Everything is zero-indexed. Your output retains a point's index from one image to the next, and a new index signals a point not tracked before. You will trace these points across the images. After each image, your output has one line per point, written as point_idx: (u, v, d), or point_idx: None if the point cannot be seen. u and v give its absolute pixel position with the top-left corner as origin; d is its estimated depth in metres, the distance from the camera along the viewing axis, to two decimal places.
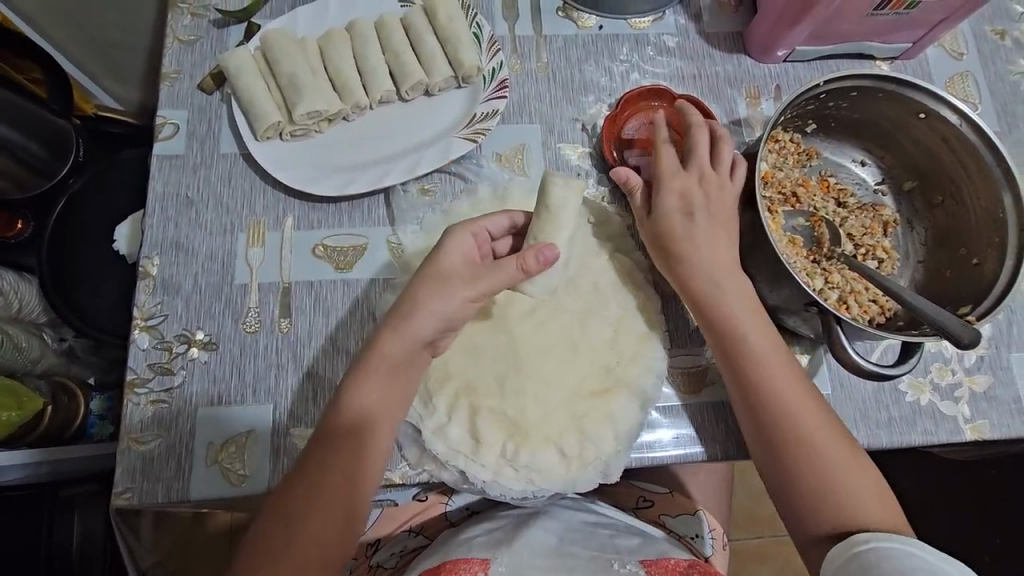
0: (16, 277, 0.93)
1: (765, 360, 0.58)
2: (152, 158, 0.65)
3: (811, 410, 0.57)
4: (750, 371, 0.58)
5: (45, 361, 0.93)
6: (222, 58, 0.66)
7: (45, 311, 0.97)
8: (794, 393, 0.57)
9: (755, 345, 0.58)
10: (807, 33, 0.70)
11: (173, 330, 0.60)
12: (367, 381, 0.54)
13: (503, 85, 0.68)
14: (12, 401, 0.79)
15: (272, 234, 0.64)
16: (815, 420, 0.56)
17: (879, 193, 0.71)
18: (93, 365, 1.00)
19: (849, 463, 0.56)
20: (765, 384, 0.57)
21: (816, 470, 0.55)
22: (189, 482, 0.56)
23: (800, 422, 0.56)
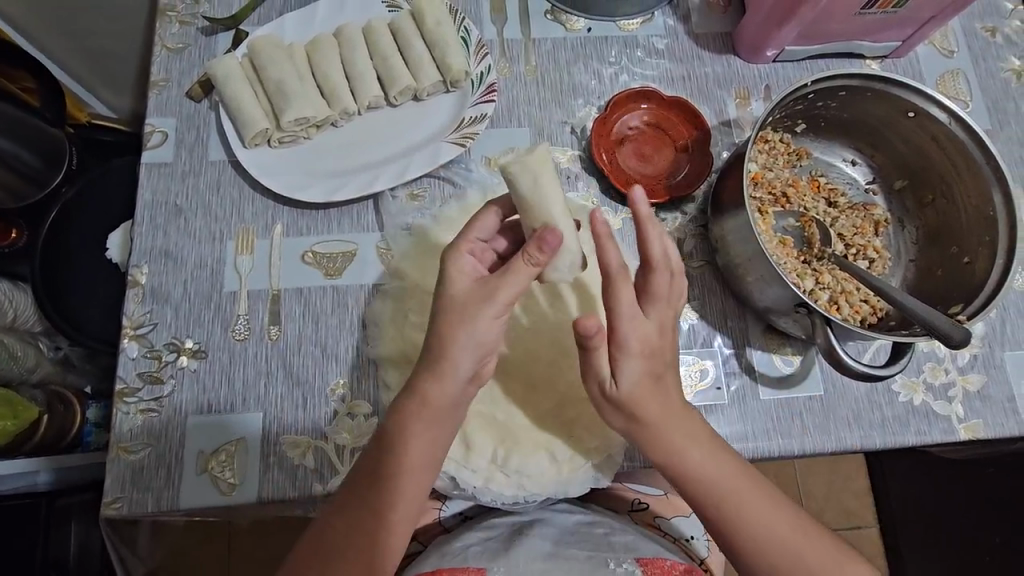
0: (11, 287, 0.93)
1: (677, 440, 0.53)
2: (141, 166, 0.65)
3: (758, 500, 0.53)
4: (681, 462, 0.53)
5: (42, 370, 0.92)
6: (210, 66, 0.66)
7: (39, 319, 0.96)
8: (721, 469, 0.53)
9: (665, 425, 0.52)
10: (796, 33, 0.70)
11: (162, 339, 0.60)
12: (410, 425, 0.49)
13: (491, 90, 0.68)
14: (9, 411, 0.79)
15: (261, 241, 0.64)
16: (770, 510, 0.53)
17: (870, 193, 0.71)
18: (89, 373, 1.00)
19: (806, 535, 0.54)
20: (712, 472, 0.53)
21: (754, 543, 0.53)
22: (179, 491, 0.56)
23: (746, 505, 0.53)
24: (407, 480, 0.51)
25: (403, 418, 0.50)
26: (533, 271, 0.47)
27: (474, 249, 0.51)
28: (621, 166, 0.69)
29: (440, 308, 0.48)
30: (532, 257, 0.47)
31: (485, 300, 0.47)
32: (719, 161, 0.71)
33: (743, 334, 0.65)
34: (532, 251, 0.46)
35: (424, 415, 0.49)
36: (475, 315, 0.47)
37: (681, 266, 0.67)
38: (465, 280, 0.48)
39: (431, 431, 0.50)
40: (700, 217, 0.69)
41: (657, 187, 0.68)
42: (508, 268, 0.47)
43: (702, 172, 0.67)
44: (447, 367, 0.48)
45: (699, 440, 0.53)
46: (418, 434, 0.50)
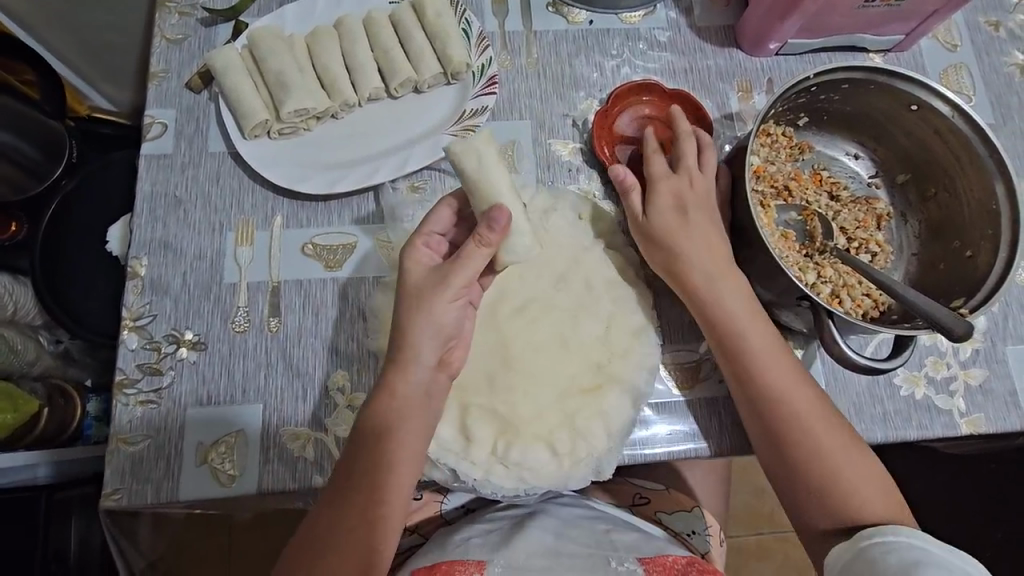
0: (11, 281, 0.93)
1: (751, 341, 0.57)
2: (141, 157, 0.65)
3: (831, 433, 0.56)
4: (752, 366, 0.57)
5: (41, 363, 0.92)
6: (209, 57, 0.65)
7: (40, 312, 0.96)
8: (802, 394, 0.56)
9: (759, 348, 0.57)
10: (798, 26, 0.69)
11: (162, 330, 0.60)
12: (394, 419, 0.51)
13: (492, 81, 0.68)
14: (9, 404, 0.80)
15: (260, 233, 0.64)
16: (843, 447, 0.55)
17: (873, 187, 0.70)
18: (89, 367, 0.99)
19: (860, 464, 0.55)
20: (777, 379, 0.57)
21: (832, 474, 0.55)
22: (179, 483, 0.56)
23: (805, 417, 0.56)
24: (391, 475, 0.51)
25: (386, 413, 0.51)
26: (484, 254, 0.52)
27: (429, 241, 0.55)
28: (623, 159, 0.69)
29: (404, 296, 0.52)
30: (481, 240, 0.52)
31: (440, 284, 0.51)
32: (722, 154, 0.71)
33: None
34: (483, 233, 0.52)
35: (401, 406, 0.51)
36: (432, 300, 0.51)
37: None
38: (420, 268, 0.53)
39: (416, 421, 0.51)
40: None
41: None
42: (461, 255, 0.52)
43: None
44: (410, 355, 0.51)
45: (773, 344, 0.58)
46: (405, 426, 0.51)
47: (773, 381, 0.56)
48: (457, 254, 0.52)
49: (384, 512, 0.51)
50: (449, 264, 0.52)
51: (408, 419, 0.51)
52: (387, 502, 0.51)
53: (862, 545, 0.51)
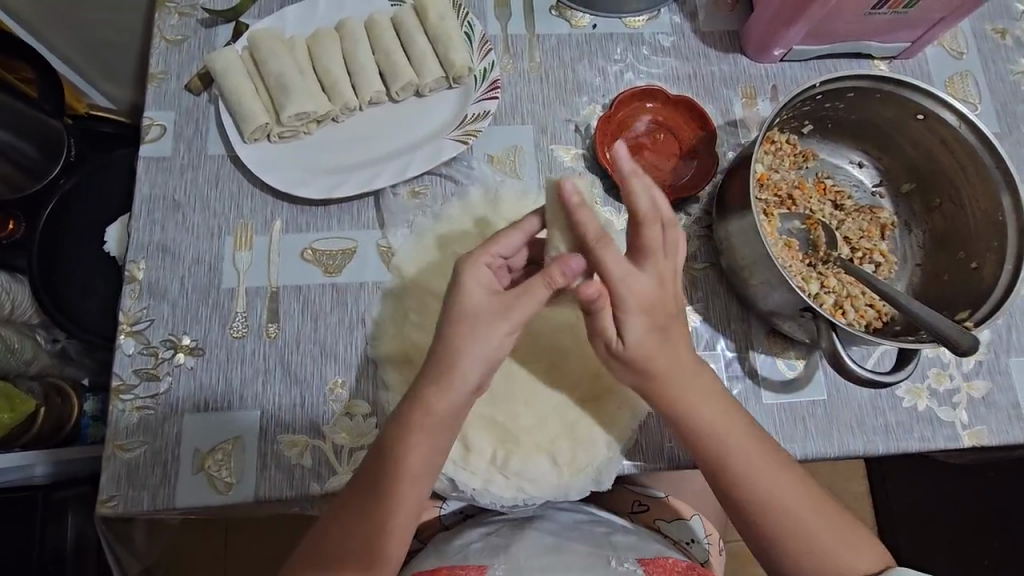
0: (8, 279, 0.93)
1: (717, 428, 0.53)
2: (139, 159, 0.65)
3: (776, 475, 0.53)
4: (685, 422, 0.53)
5: (38, 363, 0.92)
6: (209, 59, 0.65)
7: (38, 312, 0.96)
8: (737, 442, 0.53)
9: (691, 400, 0.52)
10: (804, 33, 0.69)
11: (159, 335, 0.59)
12: (415, 435, 0.49)
13: (494, 86, 0.67)
14: (6, 404, 0.78)
15: (260, 238, 0.63)
16: (788, 486, 0.53)
17: (877, 196, 0.70)
18: (86, 366, 0.99)
19: (841, 534, 0.53)
20: (746, 463, 0.52)
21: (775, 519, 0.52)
22: (175, 490, 0.55)
23: (744, 465, 0.53)
24: (403, 488, 0.50)
25: (404, 426, 0.49)
26: (548, 290, 0.48)
27: (493, 262, 0.50)
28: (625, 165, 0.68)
29: (451, 322, 0.47)
30: (550, 279, 0.47)
31: (500, 316, 0.47)
32: (725, 161, 0.70)
33: (747, 337, 0.65)
34: (553, 273, 0.47)
35: (430, 422, 0.48)
36: (487, 331, 0.47)
37: (684, 268, 0.66)
38: (480, 294, 0.47)
39: (431, 439, 0.49)
40: (704, 218, 0.68)
41: (662, 188, 0.67)
42: (526, 290, 0.47)
43: (707, 173, 0.66)
44: (461, 380, 0.48)
45: (739, 426, 0.53)
46: (418, 443, 0.49)
47: (744, 468, 0.52)
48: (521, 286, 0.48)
49: (389, 526, 0.50)
50: (511, 295, 0.48)
51: (429, 438, 0.49)
52: (396, 512, 0.50)
53: None
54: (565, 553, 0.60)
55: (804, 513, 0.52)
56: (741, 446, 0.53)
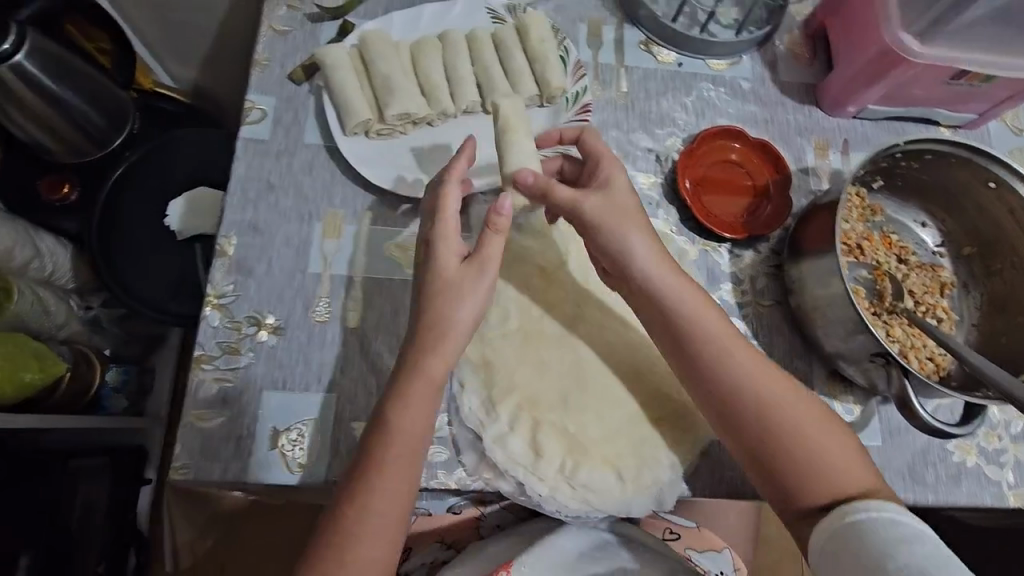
0: (53, 242, 1.00)
1: (725, 348, 0.55)
2: (238, 140, 0.66)
3: (761, 365, 0.55)
4: (669, 307, 0.56)
5: (68, 328, 1.03)
6: (319, 52, 0.67)
7: (73, 278, 1.06)
8: (720, 327, 0.56)
9: (670, 285, 0.56)
10: (881, 93, 0.72)
11: (244, 311, 0.61)
12: (410, 407, 0.52)
13: (586, 109, 0.70)
14: (37, 364, 0.89)
15: (349, 227, 0.65)
16: (780, 388, 0.54)
17: (938, 256, 0.72)
18: (111, 336, 1.15)
19: (829, 438, 0.53)
20: (735, 370, 0.54)
21: (771, 426, 0.53)
22: (247, 465, 0.56)
23: (726, 349, 0.55)
24: (395, 460, 0.51)
25: (401, 392, 0.52)
26: (500, 238, 0.54)
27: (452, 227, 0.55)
28: (701, 198, 0.70)
29: None
30: (493, 227, 0.54)
31: (477, 274, 0.54)
32: (797, 206, 0.73)
33: (807, 376, 0.67)
34: (494, 221, 0.54)
35: (418, 390, 0.52)
36: (464, 296, 0.53)
37: (751, 303, 0.68)
38: (452, 261, 0.54)
39: (422, 409, 0.52)
40: (773, 257, 0.70)
41: (736, 224, 0.69)
42: (485, 244, 0.54)
43: (780, 214, 0.69)
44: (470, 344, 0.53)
45: (714, 316, 0.56)
46: (411, 410, 0.52)
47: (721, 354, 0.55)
48: (478, 245, 0.54)
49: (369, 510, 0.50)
50: (479, 256, 0.54)
51: (412, 409, 0.52)
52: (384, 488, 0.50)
53: (850, 520, 0.48)
54: None
55: (798, 429, 0.53)
56: (720, 332, 0.55)
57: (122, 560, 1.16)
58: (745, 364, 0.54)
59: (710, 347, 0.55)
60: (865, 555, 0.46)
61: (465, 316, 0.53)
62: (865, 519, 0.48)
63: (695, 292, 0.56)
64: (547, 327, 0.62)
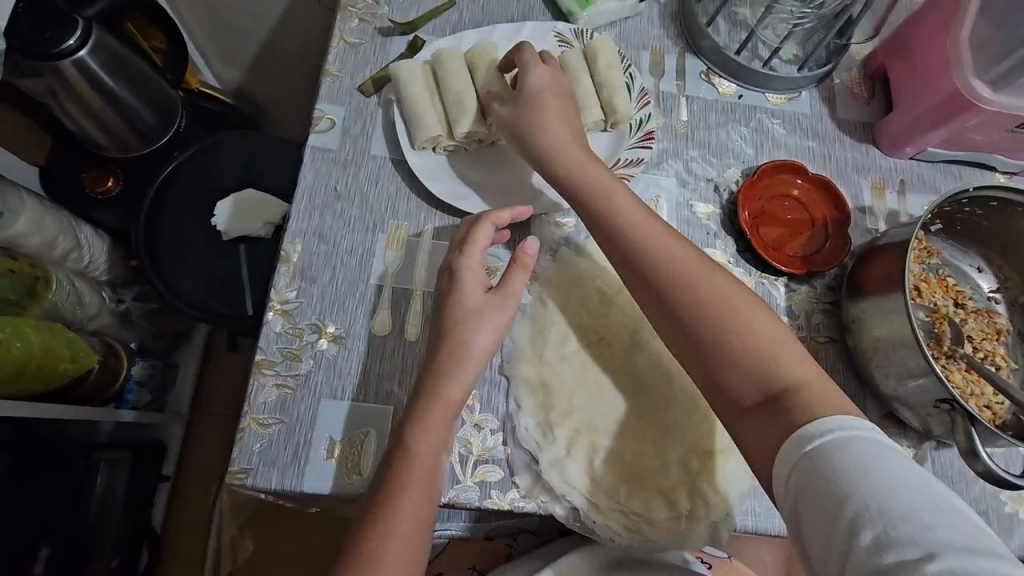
0: (92, 234, 1.01)
1: (704, 295, 0.52)
2: (307, 148, 0.67)
3: (763, 323, 0.51)
4: (657, 266, 0.54)
5: (99, 320, 1.03)
6: (392, 66, 0.68)
7: (106, 270, 1.06)
8: (710, 285, 0.53)
9: (659, 246, 0.55)
10: (943, 137, 0.73)
11: (306, 318, 0.61)
12: (426, 429, 0.53)
13: (649, 136, 0.71)
14: (70, 354, 0.90)
15: (412, 240, 0.65)
16: (774, 344, 0.50)
17: (993, 301, 0.72)
18: (137, 330, 1.14)
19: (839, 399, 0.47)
20: (728, 329, 0.51)
21: (768, 385, 0.48)
22: (304, 474, 0.55)
23: (718, 305, 0.52)
24: (411, 480, 0.51)
25: (418, 415, 0.53)
26: (523, 274, 0.58)
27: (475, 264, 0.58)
28: (759, 230, 0.71)
29: None
30: (521, 264, 0.58)
31: (501, 303, 0.57)
32: (854, 244, 0.73)
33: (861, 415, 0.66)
34: (522, 259, 0.58)
35: (433, 410, 0.53)
36: (484, 323, 0.56)
37: (807, 338, 0.68)
38: (476, 291, 0.57)
39: (435, 431, 0.53)
40: (829, 294, 0.70)
41: (793, 258, 0.69)
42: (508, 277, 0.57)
43: (839, 251, 0.69)
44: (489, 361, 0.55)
45: (709, 274, 0.53)
46: (427, 432, 0.52)
47: (711, 312, 0.51)
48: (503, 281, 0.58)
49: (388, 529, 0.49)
50: (501, 288, 0.57)
51: (430, 430, 0.53)
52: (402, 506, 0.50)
53: (803, 451, 0.43)
54: None
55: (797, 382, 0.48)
56: (710, 287, 0.53)
57: (134, 557, 1.16)
58: (736, 318, 0.51)
59: (697, 306, 0.52)
60: (823, 485, 0.41)
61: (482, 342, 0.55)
62: (814, 446, 0.43)
63: (686, 253, 0.54)
64: (606, 352, 0.62)
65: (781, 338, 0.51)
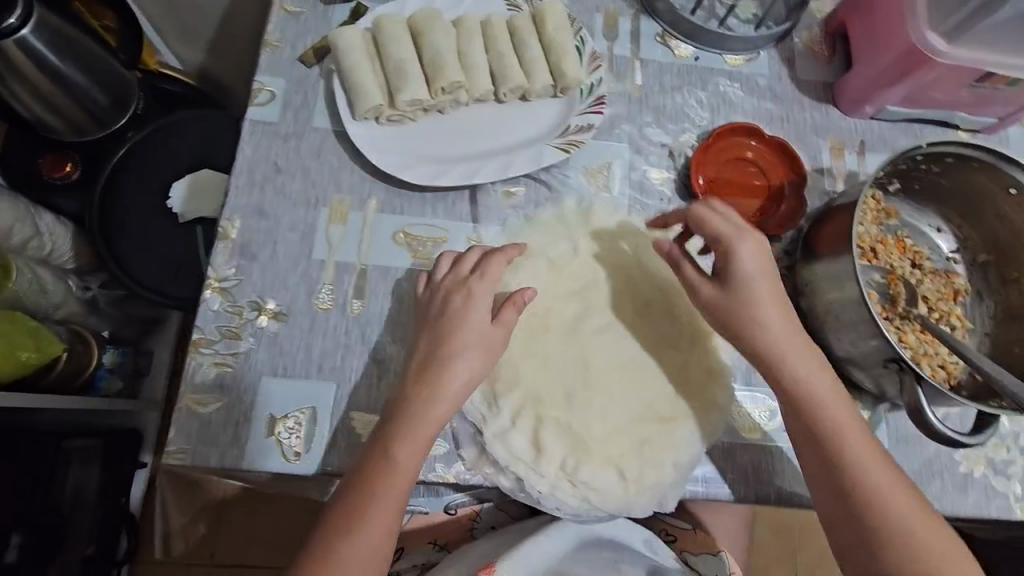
0: (54, 221, 0.96)
1: (789, 363, 0.56)
2: (245, 121, 0.65)
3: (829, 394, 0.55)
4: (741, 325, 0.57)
5: (66, 308, 0.99)
6: (331, 34, 0.65)
7: (73, 258, 1.01)
8: (791, 341, 0.56)
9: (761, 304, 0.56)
10: (902, 94, 0.71)
11: (246, 296, 0.59)
12: (403, 448, 0.52)
13: (601, 101, 0.69)
14: (32, 343, 0.85)
15: (355, 214, 0.63)
16: (843, 417, 0.55)
17: (952, 261, 0.71)
18: (109, 318, 1.10)
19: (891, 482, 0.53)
20: (817, 402, 0.55)
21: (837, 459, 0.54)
22: (245, 452, 0.55)
23: (803, 376, 0.56)
24: (383, 497, 0.51)
25: (395, 432, 0.53)
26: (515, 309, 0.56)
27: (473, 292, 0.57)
28: (715, 196, 0.69)
29: None
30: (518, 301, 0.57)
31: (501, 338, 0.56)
32: (811, 207, 0.71)
33: None
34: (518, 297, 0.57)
35: (414, 433, 0.52)
36: (482, 359, 0.55)
37: None
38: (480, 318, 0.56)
39: (414, 452, 0.52)
40: (785, 258, 0.69)
41: (749, 223, 0.68)
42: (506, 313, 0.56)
43: (795, 215, 0.68)
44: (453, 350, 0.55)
45: (794, 332, 0.57)
46: (403, 451, 0.52)
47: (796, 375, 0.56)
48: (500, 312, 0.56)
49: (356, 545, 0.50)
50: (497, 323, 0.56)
51: (401, 452, 0.52)
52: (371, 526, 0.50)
53: None
54: None
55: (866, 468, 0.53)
56: (801, 352, 0.56)
57: (112, 546, 1.14)
58: (819, 385, 0.55)
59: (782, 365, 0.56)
60: None
61: (456, 386, 0.54)
62: None
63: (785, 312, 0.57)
64: (555, 321, 0.61)
65: (852, 416, 0.55)
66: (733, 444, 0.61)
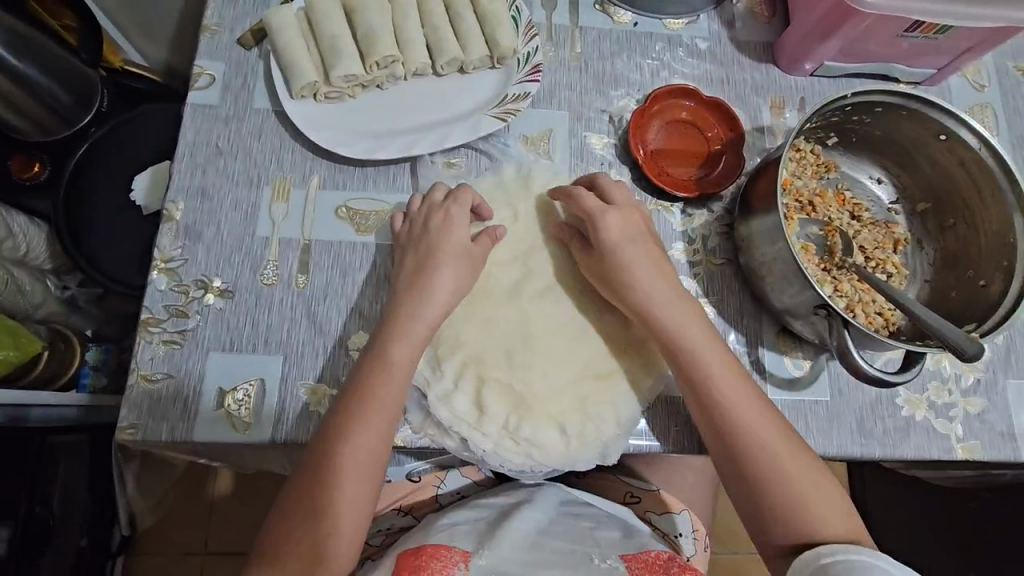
0: (26, 223, 0.96)
1: (688, 342, 0.59)
2: (186, 105, 0.66)
3: (728, 369, 0.58)
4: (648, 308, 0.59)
5: (45, 308, 0.98)
6: (266, 15, 0.67)
7: (50, 258, 1.01)
8: (686, 319, 0.59)
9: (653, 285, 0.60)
10: (837, 48, 0.72)
11: (192, 275, 0.61)
12: (359, 430, 0.54)
13: (537, 69, 0.69)
14: (13, 341, 0.85)
15: (297, 191, 0.65)
16: (741, 388, 0.58)
17: (892, 212, 0.72)
18: (91, 317, 1.06)
19: (790, 450, 0.56)
20: (715, 378, 0.58)
21: (740, 432, 0.57)
22: (194, 425, 0.56)
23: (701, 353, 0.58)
24: (348, 481, 0.53)
25: (345, 416, 0.54)
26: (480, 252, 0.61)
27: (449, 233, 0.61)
28: (654, 158, 0.70)
29: None
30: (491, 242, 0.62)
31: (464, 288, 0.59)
32: (751, 166, 0.72)
33: (757, 332, 0.67)
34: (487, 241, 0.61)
35: (364, 414, 0.54)
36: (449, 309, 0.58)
37: (703, 261, 0.68)
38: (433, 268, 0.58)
39: (374, 433, 0.54)
40: (726, 216, 0.70)
41: (689, 183, 0.69)
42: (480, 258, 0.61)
43: (733, 172, 0.69)
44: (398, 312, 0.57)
45: (686, 309, 0.60)
46: (363, 434, 0.54)
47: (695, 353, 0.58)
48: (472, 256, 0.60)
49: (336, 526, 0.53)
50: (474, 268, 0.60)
51: (359, 434, 0.54)
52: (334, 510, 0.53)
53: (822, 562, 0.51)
54: (545, 545, 0.61)
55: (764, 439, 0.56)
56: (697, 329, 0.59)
57: (105, 538, 1.05)
58: (715, 361, 0.58)
59: (683, 345, 0.58)
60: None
61: (402, 358, 0.56)
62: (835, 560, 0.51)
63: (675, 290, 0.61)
64: (495, 286, 0.62)
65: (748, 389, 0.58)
66: (673, 400, 0.63)
